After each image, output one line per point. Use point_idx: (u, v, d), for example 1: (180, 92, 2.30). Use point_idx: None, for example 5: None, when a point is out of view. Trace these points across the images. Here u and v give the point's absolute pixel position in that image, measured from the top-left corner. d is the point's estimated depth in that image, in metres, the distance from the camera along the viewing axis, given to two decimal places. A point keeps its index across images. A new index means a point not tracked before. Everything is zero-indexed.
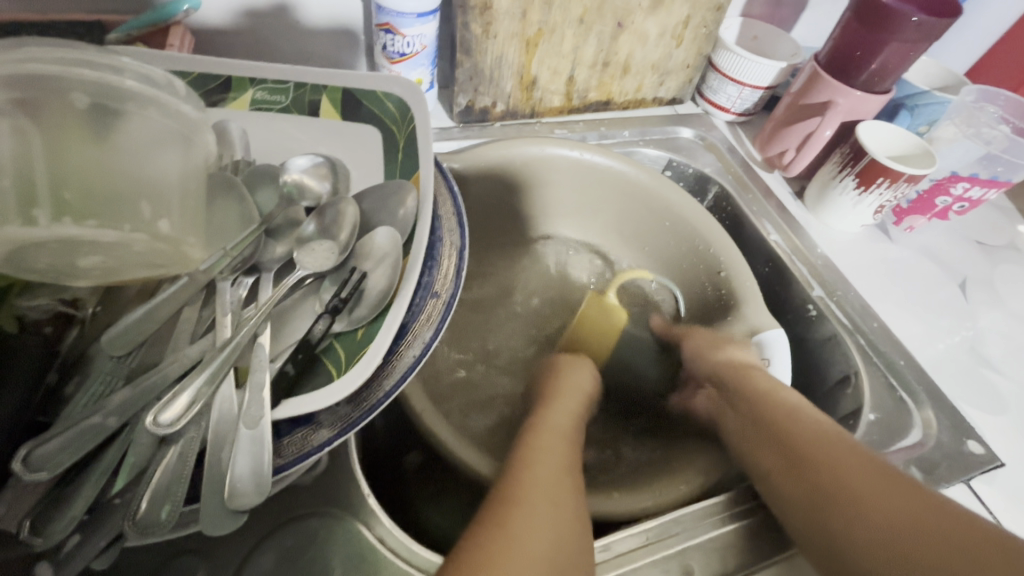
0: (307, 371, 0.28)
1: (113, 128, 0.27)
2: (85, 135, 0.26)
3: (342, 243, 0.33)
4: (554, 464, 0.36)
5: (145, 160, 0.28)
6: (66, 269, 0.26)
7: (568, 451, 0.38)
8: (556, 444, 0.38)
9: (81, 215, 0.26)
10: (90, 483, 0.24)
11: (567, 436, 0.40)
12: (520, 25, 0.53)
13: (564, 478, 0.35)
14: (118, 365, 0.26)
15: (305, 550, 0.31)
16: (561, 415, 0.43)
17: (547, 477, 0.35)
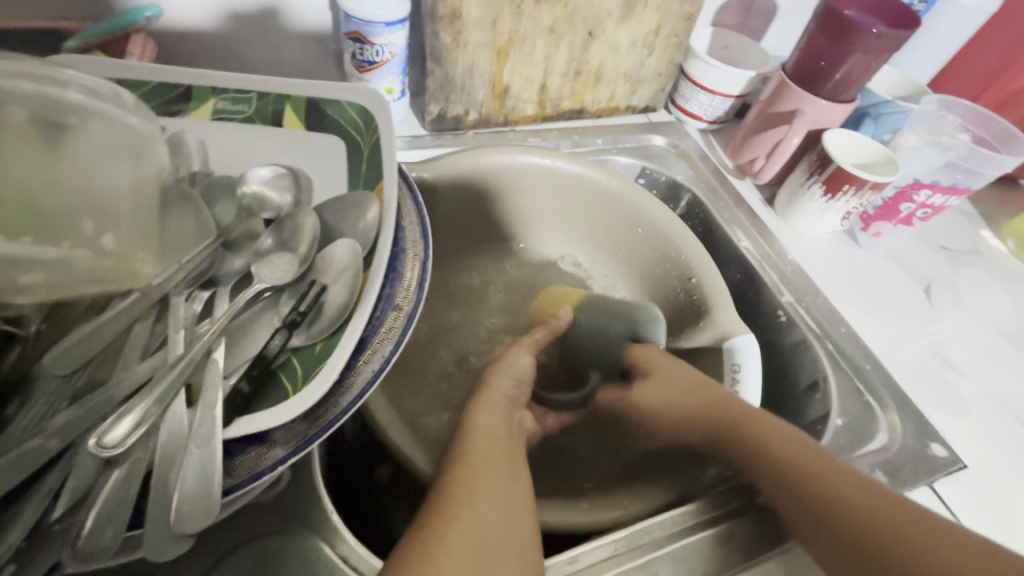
0: (262, 389, 0.28)
1: (56, 140, 0.25)
2: (24, 146, 0.24)
3: (301, 256, 0.32)
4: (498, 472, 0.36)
5: (92, 171, 0.26)
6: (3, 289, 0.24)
7: (512, 458, 0.38)
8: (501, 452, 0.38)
9: (14, 232, 0.24)
10: (28, 509, 0.23)
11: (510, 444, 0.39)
12: (490, 35, 0.53)
13: (514, 490, 0.35)
14: (62, 384, 0.26)
15: (264, 571, 0.31)
16: (498, 414, 0.41)
17: (489, 484, 0.35)
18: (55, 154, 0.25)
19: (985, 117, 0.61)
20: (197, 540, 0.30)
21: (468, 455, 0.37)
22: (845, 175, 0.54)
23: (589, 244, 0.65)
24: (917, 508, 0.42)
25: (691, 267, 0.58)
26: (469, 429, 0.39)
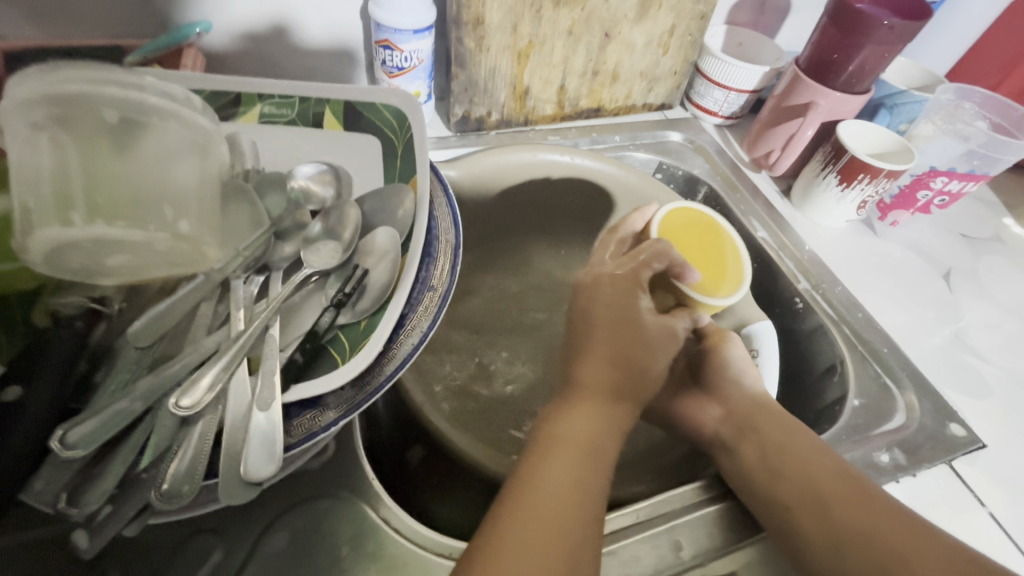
0: (315, 359, 0.31)
1: (136, 139, 0.29)
2: (112, 144, 0.28)
3: (345, 243, 0.36)
4: (567, 482, 0.35)
5: (168, 167, 0.30)
6: (96, 267, 0.29)
7: (590, 466, 0.36)
8: (574, 458, 0.36)
9: (111, 218, 0.28)
10: (119, 460, 0.26)
11: (590, 446, 0.37)
12: (511, 39, 0.56)
13: (580, 500, 0.34)
14: (142, 354, 0.29)
15: (314, 530, 0.33)
16: (589, 412, 0.38)
17: (549, 489, 0.34)
18: (139, 150, 0.29)
19: (1003, 105, 0.62)
20: (257, 500, 0.34)
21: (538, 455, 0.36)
22: (859, 164, 0.55)
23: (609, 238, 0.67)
24: (936, 485, 0.43)
25: None
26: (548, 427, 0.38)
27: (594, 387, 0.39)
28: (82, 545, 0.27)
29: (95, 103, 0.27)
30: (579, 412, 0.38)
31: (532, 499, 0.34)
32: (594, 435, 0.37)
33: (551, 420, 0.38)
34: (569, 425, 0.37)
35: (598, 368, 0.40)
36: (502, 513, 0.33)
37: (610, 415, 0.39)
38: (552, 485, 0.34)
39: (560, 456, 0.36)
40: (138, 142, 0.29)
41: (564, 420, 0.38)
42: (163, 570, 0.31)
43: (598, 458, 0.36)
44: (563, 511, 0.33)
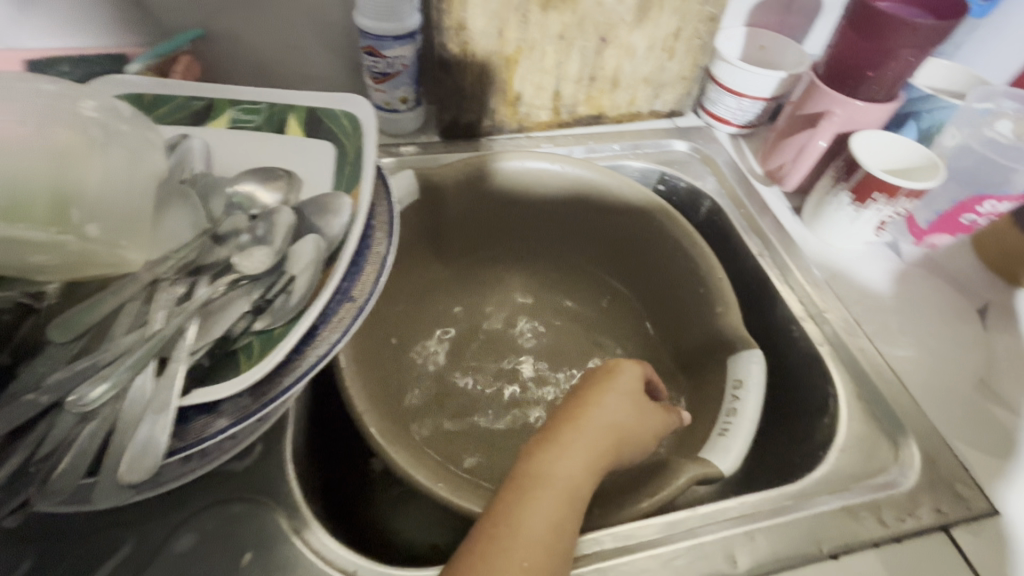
0: (221, 364, 0.31)
1: (82, 147, 0.31)
2: (55, 149, 0.30)
3: (276, 250, 0.35)
4: (549, 522, 0.32)
5: (109, 176, 0.32)
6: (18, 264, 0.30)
7: (572, 509, 0.33)
8: (561, 502, 0.33)
9: (20, 217, 0.29)
10: (17, 452, 0.27)
11: (579, 487, 0.34)
12: (498, 44, 0.55)
13: (557, 542, 0.32)
14: (62, 350, 0.31)
15: (225, 532, 0.34)
16: (584, 457, 0.36)
17: (532, 526, 0.32)
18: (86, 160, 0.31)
19: None
20: (175, 496, 0.34)
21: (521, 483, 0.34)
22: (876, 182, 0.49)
23: (605, 251, 0.64)
24: (925, 554, 0.38)
25: (701, 277, 0.55)
26: (531, 456, 0.35)
27: (588, 440, 0.36)
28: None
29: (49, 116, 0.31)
30: (572, 450, 0.36)
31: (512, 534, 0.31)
32: (585, 473, 0.35)
33: (539, 455, 0.35)
34: (561, 465, 0.34)
35: (600, 420, 0.38)
36: (476, 540, 0.31)
37: (604, 458, 0.36)
38: (531, 525, 0.32)
39: (547, 497, 0.33)
40: (87, 150, 0.32)
41: (551, 459, 0.35)
42: (75, 557, 0.32)
43: (578, 504, 0.34)
44: (539, 550, 0.31)
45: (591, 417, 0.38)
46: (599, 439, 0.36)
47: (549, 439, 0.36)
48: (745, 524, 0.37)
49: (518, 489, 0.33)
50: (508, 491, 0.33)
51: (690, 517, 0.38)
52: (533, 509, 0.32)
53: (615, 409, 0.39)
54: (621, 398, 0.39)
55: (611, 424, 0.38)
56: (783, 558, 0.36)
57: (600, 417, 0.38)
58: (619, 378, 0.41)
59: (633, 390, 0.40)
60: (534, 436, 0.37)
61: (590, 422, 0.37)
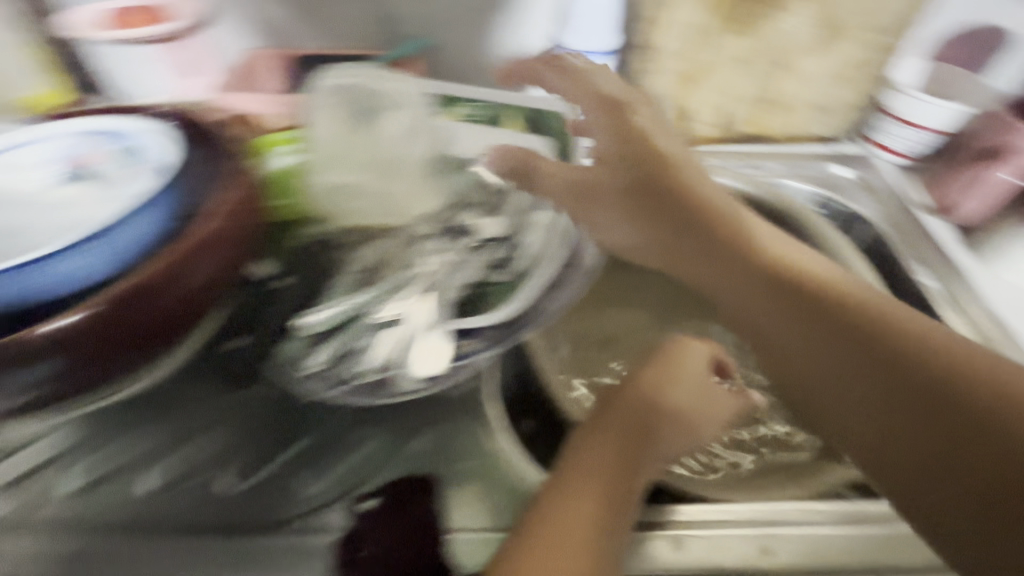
0: (475, 303, 0.41)
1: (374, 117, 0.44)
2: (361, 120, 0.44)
3: (511, 222, 0.45)
4: (586, 503, 0.33)
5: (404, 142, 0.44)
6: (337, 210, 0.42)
7: (610, 496, 0.34)
8: (600, 489, 0.34)
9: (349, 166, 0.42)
10: (345, 342, 0.39)
11: (622, 467, 0.36)
12: (681, 63, 0.61)
13: (605, 524, 0.33)
14: (362, 276, 0.42)
15: (446, 442, 0.41)
16: (617, 442, 0.37)
17: (574, 514, 0.33)
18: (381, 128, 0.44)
19: None
20: (408, 407, 0.42)
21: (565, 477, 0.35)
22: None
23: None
24: None
25: None
26: (572, 449, 0.36)
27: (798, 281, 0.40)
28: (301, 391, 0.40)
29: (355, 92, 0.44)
30: (602, 438, 0.36)
31: (555, 519, 0.32)
32: (623, 455, 0.36)
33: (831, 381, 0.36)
34: (594, 457, 0.36)
35: (840, 278, 0.40)
36: (522, 535, 0.32)
37: (639, 445, 0.37)
38: (573, 516, 0.32)
39: (587, 491, 0.34)
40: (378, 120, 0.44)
41: (838, 402, 0.36)
42: (337, 441, 0.40)
43: (621, 489, 0.35)
44: (585, 535, 0.32)
45: (625, 404, 0.39)
46: (626, 419, 0.38)
47: (587, 430, 0.38)
48: (916, 522, 0.38)
49: (558, 475, 0.35)
50: (548, 490, 0.34)
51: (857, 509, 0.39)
52: (580, 490, 0.34)
53: (663, 398, 0.40)
54: (672, 384, 0.41)
55: (650, 406, 0.39)
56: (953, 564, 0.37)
57: (875, 299, 0.38)
58: (685, 356, 0.43)
59: (691, 378, 0.42)
60: (573, 433, 0.38)
61: (802, 271, 0.40)
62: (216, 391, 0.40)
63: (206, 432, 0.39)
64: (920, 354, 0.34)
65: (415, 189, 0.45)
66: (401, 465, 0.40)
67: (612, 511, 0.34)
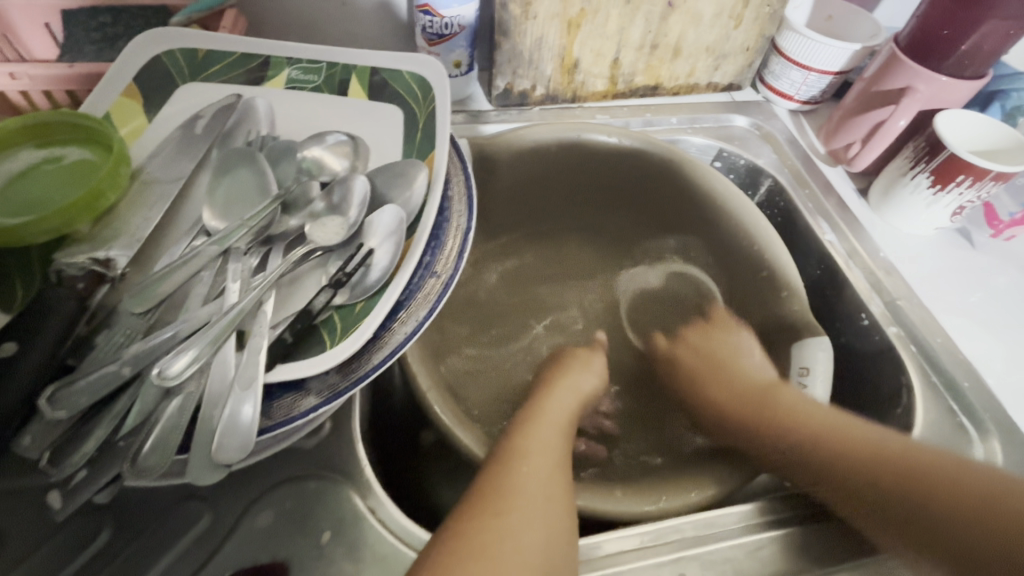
0: (303, 339, 0.30)
1: (185, 133, 0.37)
2: (168, 144, 0.37)
3: (352, 220, 0.33)
4: (541, 498, 0.33)
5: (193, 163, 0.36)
6: (110, 233, 0.32)
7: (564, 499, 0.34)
8: (543, 491, 0.33)
9: (127, 187, 0.34)
10: (104, 424, 0.26)
11: (554, 482, 0.34)
12: (561, 6, 0.52)
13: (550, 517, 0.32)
14: (137, 321, 0.29)
15: (301, 509, 0.33)
16: (560, 451, 0.38)
17: (528, 516, 0.32)
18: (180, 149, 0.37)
19: None
20: (248, 474, 0.34)
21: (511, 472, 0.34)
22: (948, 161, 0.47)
23: (662, 248, 0.61)
24: None
25: (763, 260, 0.52)
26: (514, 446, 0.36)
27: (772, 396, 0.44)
28: (54, 505, 0.27)
29: (174, 119, 0.39)
30: (543, 441, 0.37)
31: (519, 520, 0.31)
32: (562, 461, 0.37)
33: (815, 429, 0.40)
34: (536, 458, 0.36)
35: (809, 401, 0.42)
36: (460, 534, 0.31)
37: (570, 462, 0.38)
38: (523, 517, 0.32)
39: (526, 493, 0.33)
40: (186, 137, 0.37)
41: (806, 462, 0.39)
42: (153, 528, 0.31)
43: (557, 490, 0.34)
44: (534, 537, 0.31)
45: (549, 413, 0.41)
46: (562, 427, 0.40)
47: (521, 429, 0.38)
48: None
49: (505, 472, 0.34)
50: (488, 487, 0.33)
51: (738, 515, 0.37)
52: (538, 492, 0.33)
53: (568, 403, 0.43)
54: (568, 394, 0.44)
55: (567, 412, 0.42)
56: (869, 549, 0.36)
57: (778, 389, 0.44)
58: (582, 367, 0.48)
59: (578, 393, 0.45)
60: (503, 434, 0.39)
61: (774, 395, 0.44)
62: None
63: None
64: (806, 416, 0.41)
65: (220, 187, 0.34)
66: (242, 549, 0.32)
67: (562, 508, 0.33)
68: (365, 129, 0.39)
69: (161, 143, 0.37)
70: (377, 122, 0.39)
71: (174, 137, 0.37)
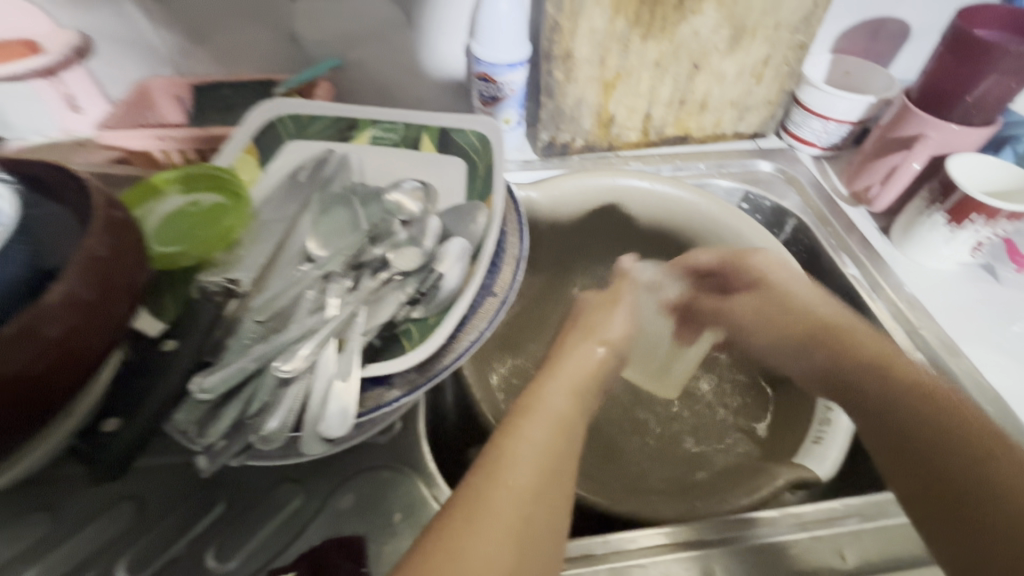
0: (387, 344, 0.37)
1: (295, 179, 0.46)
2: (280, 190, 0.46)
3: (425, 250, 0.40)
4: (522, 504, 0.31)
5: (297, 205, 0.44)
6: (233, 260, 0.40)
7: (547, 496, 0.32)
8: (523, 498, 0.31)
9: (249, 224, 0.43)
10: (235, 407, 0.33)
11: (538, 483, 0.32)
12: (599, 70, 0.60)
13: (526, 526, 0.30)
14: (258, 327, 0.37)
15: (376, 495, 0.39)
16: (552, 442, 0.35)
17: (502, 522, 0.30)
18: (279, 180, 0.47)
19: None
20: (333, 462, 0.40)
21: (491, 471, 0.32)
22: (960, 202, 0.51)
23: None
24: None
25: None
26: (501, 440, 0.34)
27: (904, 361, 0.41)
28: (204, 463, 0.33)
29: (281, 169, 0.48)
30: (532, 430, 0.35)
31: (487, 517, 0.30)
32: (554, 455, 0.34)
33: (918, 401, 0.38)
34: (524, 454, 0.33)
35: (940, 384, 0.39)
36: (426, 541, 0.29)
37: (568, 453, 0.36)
38: (494, 525, 0.30)
39: (501, 498, 0.31)
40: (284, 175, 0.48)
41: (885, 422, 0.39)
42: (258, 504, 0.37)
43: (541, 497, 0.32)
44: (502, 548, 0.29)
45: (548, 401, 0.38)
46: (562, 414, 0.37)
47: (514, 420, 0.36)
48: (866, 519, 0.40)
49: (484, 475, 0.32)
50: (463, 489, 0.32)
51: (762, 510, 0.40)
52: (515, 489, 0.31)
53: (568, 389, 0.39)
54: (573, 374, 0.41)
55: (569, 395, 0.39)
56: (890, 558, 0.38)
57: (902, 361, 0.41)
58: (591, 340, 0.44)
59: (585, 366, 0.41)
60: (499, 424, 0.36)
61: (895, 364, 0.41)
62: (85, 483, 0.35)
63: (115, 509, 0.36)
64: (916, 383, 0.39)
65: (320, 223, 0.42)
66: (327, 526, 0.37)
67: (542, 518, 0.31)
68: (434, 174, 0.47)
69: (272, 190, 0.46)
70: (443, 169, 0.47)
71: (285, 185, 0.46)
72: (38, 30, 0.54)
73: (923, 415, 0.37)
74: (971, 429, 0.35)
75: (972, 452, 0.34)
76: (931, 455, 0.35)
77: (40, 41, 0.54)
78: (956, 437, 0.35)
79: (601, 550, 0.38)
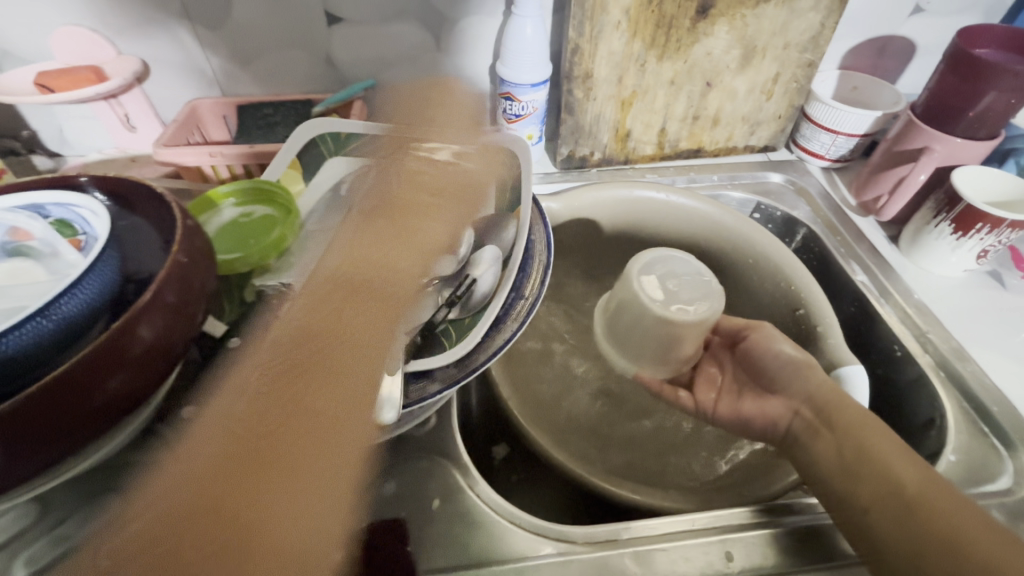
0: (428, 342, 0.40)
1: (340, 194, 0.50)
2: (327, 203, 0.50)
3: (460, 258, 0.44)
4: (219, 417, 0.37)
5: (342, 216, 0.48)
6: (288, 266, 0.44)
7: (348, 375, 0.38)
8: (222, 407, 0.38)
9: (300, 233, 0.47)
10: (294, 397, 0.37)
11: (241, 384, 0.38)
12: (616, 88, 0.63)
13: (246, 427, 0.37)
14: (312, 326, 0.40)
15: (415, 483, 0.42)
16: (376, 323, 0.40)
17: (208, 430, 0.37)
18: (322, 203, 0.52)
19: None
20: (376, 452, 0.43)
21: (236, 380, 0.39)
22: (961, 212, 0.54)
23: None
24: None
25: (800, 298, 0.59)
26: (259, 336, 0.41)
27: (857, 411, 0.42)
28: (268, 449, 0.35)
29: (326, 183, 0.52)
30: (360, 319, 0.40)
31: (297, 412, 0.37)
32: (281, 349, 0.39)
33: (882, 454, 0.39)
34: (245, 368, 0.39)
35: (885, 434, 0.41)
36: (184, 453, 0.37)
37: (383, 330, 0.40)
38: (212, 430, 0.37)
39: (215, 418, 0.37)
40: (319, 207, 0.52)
41: (839, 473, 0.40)
42: None
43: (238, 394, 0.38)
44: (212, 450, 0.36)
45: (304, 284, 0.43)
46: (313, 305, 0.41)
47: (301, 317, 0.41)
48: None
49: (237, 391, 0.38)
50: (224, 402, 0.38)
51: (776, 504, 0.43)
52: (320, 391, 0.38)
53: (338, 254, 0.45)
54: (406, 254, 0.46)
55: (318, 280, 0.43)
56: None
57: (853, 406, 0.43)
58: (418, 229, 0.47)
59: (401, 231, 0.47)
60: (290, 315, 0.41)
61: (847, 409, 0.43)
62: None
63: None
64: (866, 435, 0.41)
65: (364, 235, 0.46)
66: (369, 510, 0.40)
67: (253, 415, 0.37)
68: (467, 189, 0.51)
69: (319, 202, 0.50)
70: (475, 184, 0.51)
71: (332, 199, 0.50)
72: (104, 58, 0.60)
73: (876, 476, 0.39)
74: (930, 488, 0.37)
75: (915, 503, 0.36)
76: (877, 506, 0.38)
77: (105, 67, 0.60)
78: (910, 495, 0.37)
79: (624, 536, 0.41)
